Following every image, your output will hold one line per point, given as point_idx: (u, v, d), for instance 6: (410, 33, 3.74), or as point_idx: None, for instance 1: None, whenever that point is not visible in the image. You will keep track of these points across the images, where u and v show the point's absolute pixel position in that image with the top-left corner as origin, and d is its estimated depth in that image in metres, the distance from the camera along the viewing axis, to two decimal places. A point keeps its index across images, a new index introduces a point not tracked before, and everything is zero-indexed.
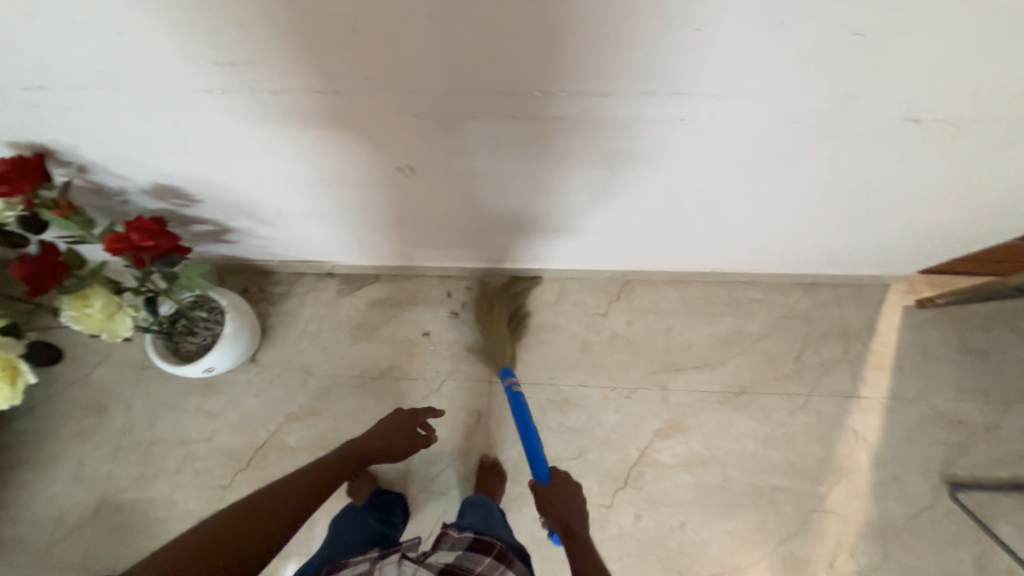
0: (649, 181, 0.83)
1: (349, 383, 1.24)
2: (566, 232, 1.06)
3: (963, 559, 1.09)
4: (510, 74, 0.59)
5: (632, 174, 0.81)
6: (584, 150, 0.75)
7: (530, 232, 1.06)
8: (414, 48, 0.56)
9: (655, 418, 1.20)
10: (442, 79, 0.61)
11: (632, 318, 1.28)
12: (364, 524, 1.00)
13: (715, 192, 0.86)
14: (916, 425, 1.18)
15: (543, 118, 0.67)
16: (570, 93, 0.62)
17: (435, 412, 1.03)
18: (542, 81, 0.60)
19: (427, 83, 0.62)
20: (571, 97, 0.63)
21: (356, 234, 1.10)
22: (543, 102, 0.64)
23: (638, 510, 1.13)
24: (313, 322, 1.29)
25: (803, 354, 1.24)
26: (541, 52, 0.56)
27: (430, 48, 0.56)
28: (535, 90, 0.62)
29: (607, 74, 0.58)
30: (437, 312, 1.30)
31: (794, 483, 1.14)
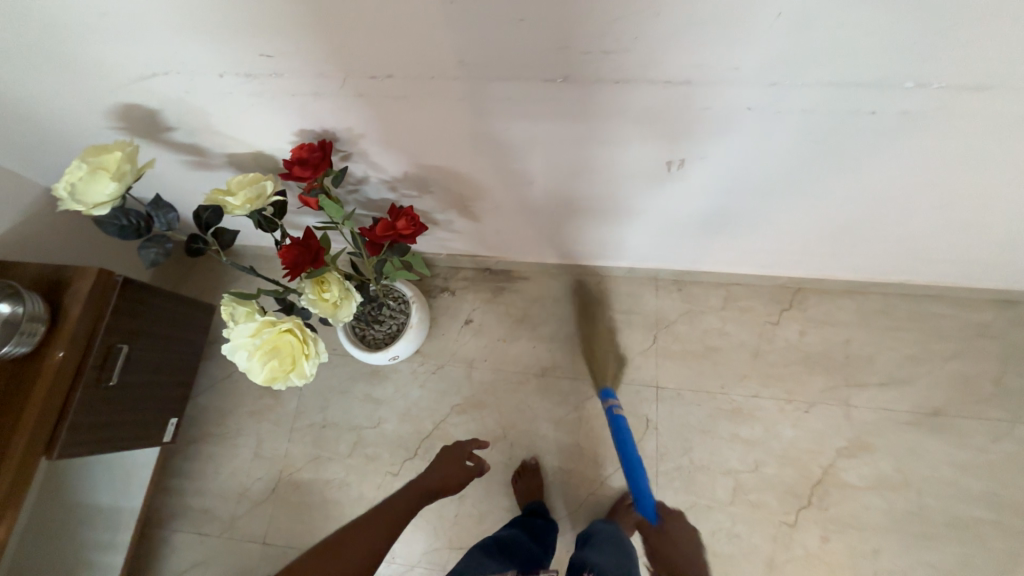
0: (938, 187, 0.74)
1: (513, 379, 1.24)
2: (783, 238, 0.98)
3: None
4: (900, 63, 0.52)
5: (927, 178, 0.72)
6: (901, 149, 0.66)
7: (744, 236, 0.98)
8: (813, 36, 0.50)
9: (838, 437, 1.13)
10: (820, 67, 0.54)
11: (806, 328, 1.21)
12: (530, 543, 0.96)
13: (1004, 200, 0.76)
14: None
15: (885, 114, 0.60)
16: (947, 86, 0.55)
17: (481, 441, 1.08)
18: (931, 70, 0.53)
19: (795, 77, 0.55)
20: (944, 92, 0.55)
21: (550, 232, 1.05)
22: (904, 97, 0.57)
23: (826, 531, 1.08)
24: (473, 317, 1.30)
25: (1004, 378, 1.14)
26: (961, 41, 0.49)
27: (833, 28, 0.49)
28: (908, 81, 0.54)
29: (1021, 63, 0.51)
30: (594, 312, 1.27)
31: (1002, 517, 1.05)
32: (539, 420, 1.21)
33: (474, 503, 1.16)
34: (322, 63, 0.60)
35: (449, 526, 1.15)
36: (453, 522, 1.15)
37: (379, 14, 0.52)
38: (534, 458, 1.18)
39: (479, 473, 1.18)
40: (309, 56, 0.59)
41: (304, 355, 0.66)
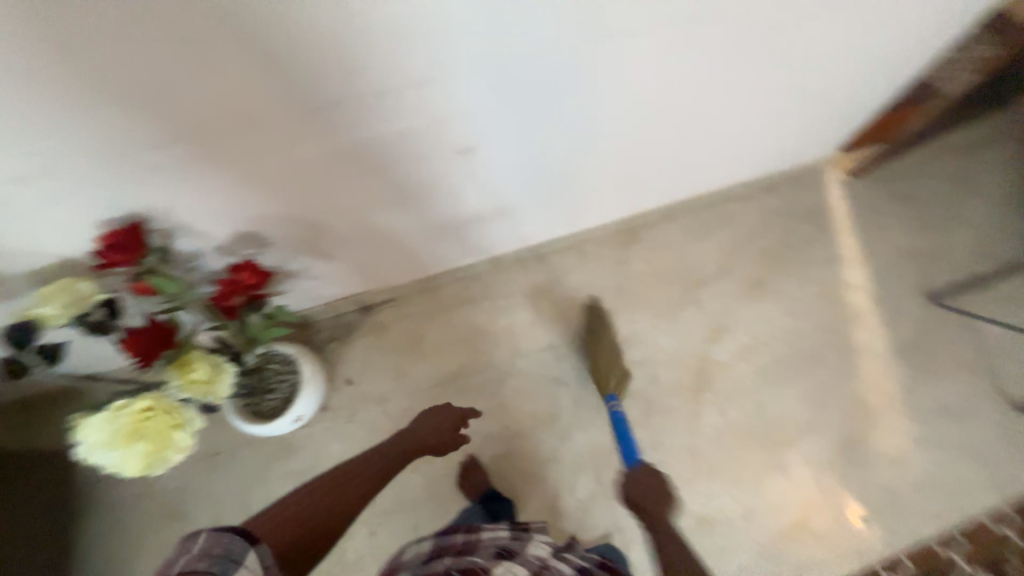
0: (658, 114, 0.98)
1: (428, 393, 1.29)
2: (589, 190, 1.18)
3: (963, 350, 1.34)
4: (567, 22, 0.71)
5: (646, 109, 0.95)
6: (614, 89, 0.87)
7: (560, 199, 1.17)
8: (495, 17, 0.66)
9: (701, 329, 1.36)
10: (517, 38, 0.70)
11: (649, 255, 1.46)
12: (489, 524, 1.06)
13: (705, 110, 1.02)
14: (890, 263, 1.45)
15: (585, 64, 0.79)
16: (609, 33, 0.75)
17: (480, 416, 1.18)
18: (591, 23, 0.73)
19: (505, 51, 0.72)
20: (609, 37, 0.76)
21: (406, 249, 1.14)
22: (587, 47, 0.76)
23: (721, 406, 1.27)
24: (371, 353, 1.32)
25: (788, 240, 1.48)
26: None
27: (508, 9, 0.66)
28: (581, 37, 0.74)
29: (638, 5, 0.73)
30: (479, 306, 1.38)
31: (827, 339, 1.35)
32: (465, 420, 1.26)
33: (429, 525, 1.16)
34: (92, 145, 0.63)
35: None
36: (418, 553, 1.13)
37: (129, 80, 0.58)
38: (471, 458, 1.21)
39: (426, 494, 1.19)
40: (73, 141, 0.62)
41: (175, 426, 0.65)
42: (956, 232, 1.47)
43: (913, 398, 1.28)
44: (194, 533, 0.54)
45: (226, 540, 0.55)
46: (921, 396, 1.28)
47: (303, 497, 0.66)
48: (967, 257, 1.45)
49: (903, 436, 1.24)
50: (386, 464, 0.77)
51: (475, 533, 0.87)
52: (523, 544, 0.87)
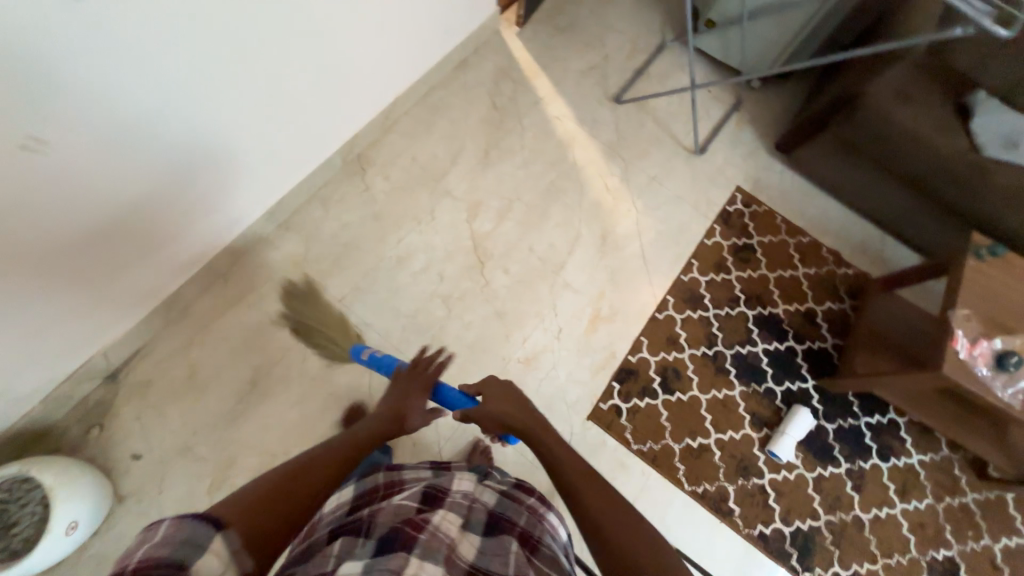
0: (242, 27, 0.94)
1: (235, 412, 1.21)
2: (255, 134, 1.13)
3: (650, 128, 1.65)
4: None
5: (224, 26, 0.91)
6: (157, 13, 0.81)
7: (230, 158, 1.10)
8: None
9: (460, 211, 1.46)
10: None
11: (386, 173, 1.47)
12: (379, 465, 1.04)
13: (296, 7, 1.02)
14: (577, 88, 1.68)
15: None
16: None
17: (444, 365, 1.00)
18: None
19: None
20: None
21: (82, 288, 0.99)
22: None
23: (504, 266, 1.41)
24: (147, 414, 1.17)
25: (496, 103, 1.62)
26: None
27: None
28: None
29: None
30: (250, 299, 1.29)
31: (558, 168, 1.55)
32: (287, 411, 1.23)
33: None
34: None
35: None
36: None
37: None
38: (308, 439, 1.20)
39: None
40: None
41: None
42: (610, 44, 1.77)
43: (631, 181, 1.57)
44: (155, 522, 0.50)
45: (188, 523, 0.51)
46: (635, 177, 1.57)
47: (260, 489, 0.62)
48: (625, 58, 1.75)
49: (634, 212, 1.53)
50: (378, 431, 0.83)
51: (398, 472, 0.83)
52: (448, 478, 0.79)
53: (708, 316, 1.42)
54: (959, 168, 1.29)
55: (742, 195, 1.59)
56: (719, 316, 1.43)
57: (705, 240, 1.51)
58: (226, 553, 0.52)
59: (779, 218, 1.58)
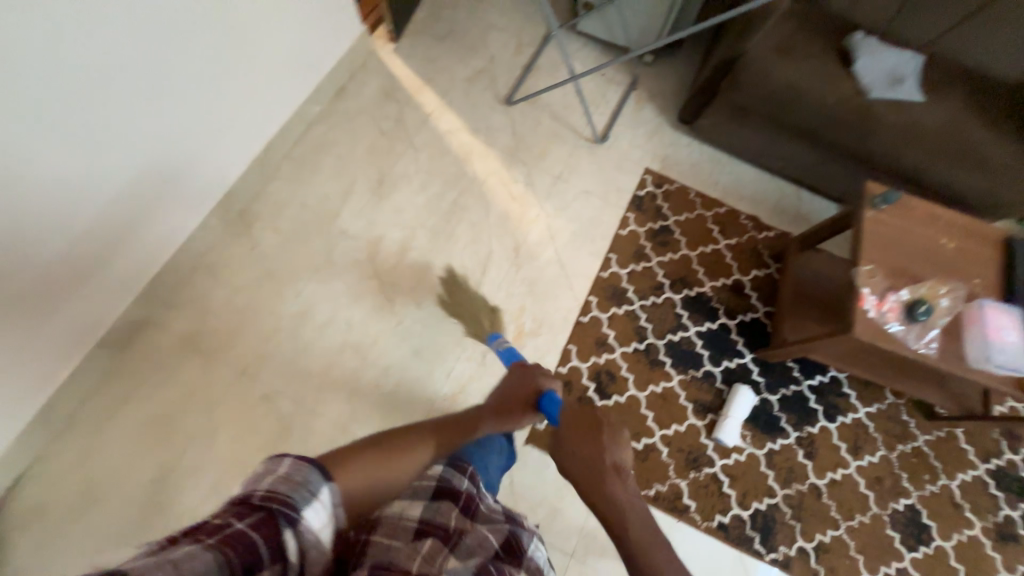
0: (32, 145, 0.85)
1: (140, 519, 1.10)
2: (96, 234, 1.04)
3: (547, 125, 1.59)
4: None
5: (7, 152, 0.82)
6: None
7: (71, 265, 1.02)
8: None
9: (360, 249, 1.37)
10: None
11: (274, 225, 1.38)
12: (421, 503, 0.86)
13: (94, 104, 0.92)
14: (466, 96, 1.61)
15: None
16: None
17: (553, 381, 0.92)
18: None
19: None
20: None
21: None
22: None
23: (415, 299, 1.34)
24: (41, 541, 1.07)
25: (383, 128, 1.53)
26: None
27: None
28: None
29: None
30: (148, 389, 1.20)
31: (458, 184, 1.48)
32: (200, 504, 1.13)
33: None
34: None
35: None
36: None
37: None
38: None
39: None
40: None
41: None
42: (494, 43, 1.70)
43: (536, 184, 1.51)
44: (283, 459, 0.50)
45: (306, 470, 0.50)
46: (539, 179, 1.52)
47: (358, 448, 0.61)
48: (512, 56, 1.68)
49: (543, 215, 1.47)
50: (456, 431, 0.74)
51: (476, 481, 0.73)
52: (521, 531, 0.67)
53: (635, 309, 1.38)
54: (849, 114, 1.26)
55: (652, 177, 1.55)
56: (646, 307, 1.39)
57: (619, 231, 1.47)
58: (331, 506, 0.51)
59: (692, 193, 1.54)
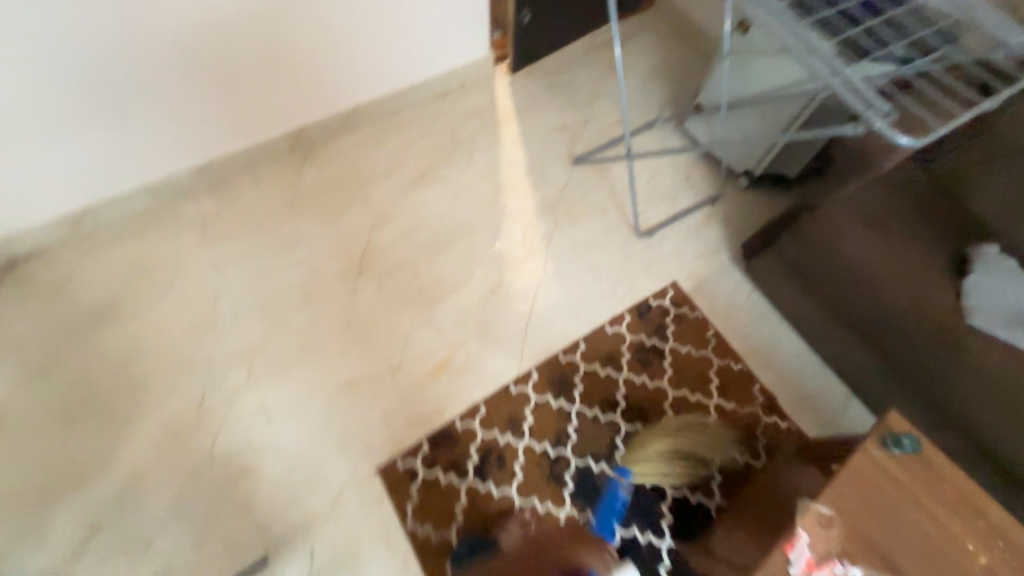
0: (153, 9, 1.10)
1: (78, 329, 1.27)
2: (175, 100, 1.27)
3: (600, 195, 1.53)
4: None
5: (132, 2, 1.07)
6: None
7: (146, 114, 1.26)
8: None
9: (367, 220, 1.45)
10: None
11: (322, 167, 1.53)
12: None
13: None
14: (542, 141, 1.64)
15: None
16: None
17: None
18: None
19: None
20: None
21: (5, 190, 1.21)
22: None
23: (378, 282, 1.36)
24: (12, 305, 1.28)
25: (455, 135, 1.63)
26: None
27: None
28: None
29: None
30: (150, 240, 1.40)
31: (482, 208, 1.49)
32: (117, 344, 1.26)
33: (63, 446, 1.13)
34: None
35: (40, 481, 1.10)
36: (45, 484, 1.10)
37: None
38: (117, 377, 1.22)
39: (64, 425, 1.16)
40: None
41: None
42: (596, 109, 1.71)
43: (552, 241, 1.44)
44: None
45: None
46: (559, 237, 1.45)
47: None
48: (607, 126, 1.67)
49: (542, 272, 1.39)
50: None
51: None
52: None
53: (570, 411, 1.20)
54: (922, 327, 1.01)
55: (674, 293, 1.36)
56: (584, 415, 1.20)
57: (606, 325, 1.31)
58: None
59: (710, 332, 1.31)
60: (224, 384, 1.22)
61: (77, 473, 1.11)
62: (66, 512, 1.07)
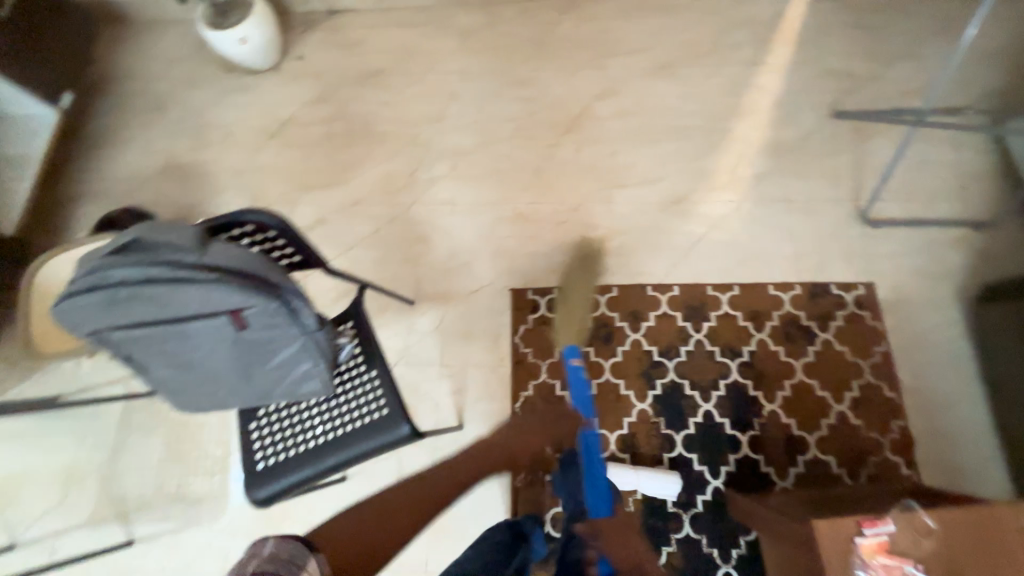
0: None
1: (351, 80, 1.57)
2: None
3: (841, 162, 1.35)
4: None
5: None
6: None
7: None
8: None
9: (595, 86, 1.49)
10: None
11: (579, 21, 1.56)
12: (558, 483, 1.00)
13: None
14: (809, 80, 1.44)
15: None
16: None
17: None
18: None
19: None
20: None
21: None
22: None
23: (580, 145, 1.43)
24: (318, 43, 1.62)
25: (718, 38, 1.51)
26: None
27: None
28: None
29: None
30: (423, 29, 1.60)
31: (707, 121, 1.42)
32: (371, 103, 1.53)
33: (317, 159, 1.48)
34: None
35: (298, 175, 1.48)
36: (300, 178, 1.47)
37: None
38: (363, 128, 1.51)
39: (323, 144, 1.50)
40: None
41: None
42: (896, 67, 1.42)
43: (761, 184, 1.34)
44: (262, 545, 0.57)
45: (291, 549, 0.57)
46: (770, 183, 1.34)
47: None
48: (897, 91, 1.40)
49: (733, 207, 1.32)
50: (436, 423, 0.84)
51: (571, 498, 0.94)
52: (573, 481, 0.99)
53: (691, 336, 1.22)
54: None
55: (863, 294, 1.23)
56: (702, 347, 1.22)
57: (769, 285, 1.26)
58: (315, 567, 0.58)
59: (880, 349, 1.18)
60: (430, 168, 1.44)
61: (320, 181, 1.46)
62: (307, 203, 1.45)
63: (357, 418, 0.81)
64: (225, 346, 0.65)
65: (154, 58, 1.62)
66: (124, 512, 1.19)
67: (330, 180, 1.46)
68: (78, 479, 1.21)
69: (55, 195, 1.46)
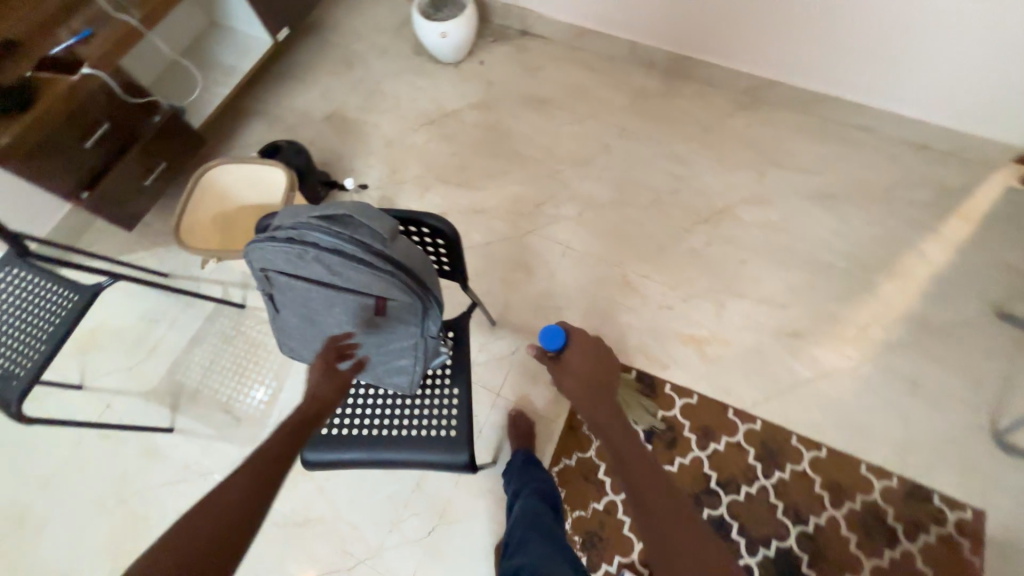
0: None
1: (517, 99, 1.64)
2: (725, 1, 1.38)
3: (989, 367, 1.21)
4: None
5: None
6: None
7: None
8: None
9: (746, 189, 1.45)
10: None
11: (753, 122, 1.54)
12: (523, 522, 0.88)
13: None
14: (982, 268, 1.31)
15: None
16: None
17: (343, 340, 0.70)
18: None
19: None
20: None
21: None
22: None
23: (711, 240, 1.39)
24: (502, 56, 1.71)
25: (895, 189, 1.42)
26: None
27: None
28: None
29: None
30: (598, 77, 1.65)
31: (852, 268, 1.33)
32: (527, 126, 1.59)
33: (460, 157, 1.55)
34: None
35: (437, 165, 1.55)
36: (437, 168, 1.54)
37: None
38: (511, 146, 1.56)
39: (469, 147, 1.57)
40: None
41: None
42: None
43: (890, 354, 1.23)
44: None
45: None
46: (901, 358, 1.22)
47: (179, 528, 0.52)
48: None
49: (850, 366, 1.22)
50: (290, 425, 0.63)
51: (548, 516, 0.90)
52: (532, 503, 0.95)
53: (758, 479, 1.14)
54: None
55: (969, 519, 1.08)
56: (765, 495, 1.12)
57: (862, 463, 1.14)
58: None
59: None
60: (558, 205, 1.46)
61: (454, 177, 1.52)
62: (435, 193, 1.50)
63: (425, 427, 0.82)
64: (355, 322, 0.70)
65: (361, 21, 1.79)
66: (175, 403, 1.26)
67: (464, 180, 1.51)
68: (151, 357, 1.31)
69: (235, 109, 1.63)
